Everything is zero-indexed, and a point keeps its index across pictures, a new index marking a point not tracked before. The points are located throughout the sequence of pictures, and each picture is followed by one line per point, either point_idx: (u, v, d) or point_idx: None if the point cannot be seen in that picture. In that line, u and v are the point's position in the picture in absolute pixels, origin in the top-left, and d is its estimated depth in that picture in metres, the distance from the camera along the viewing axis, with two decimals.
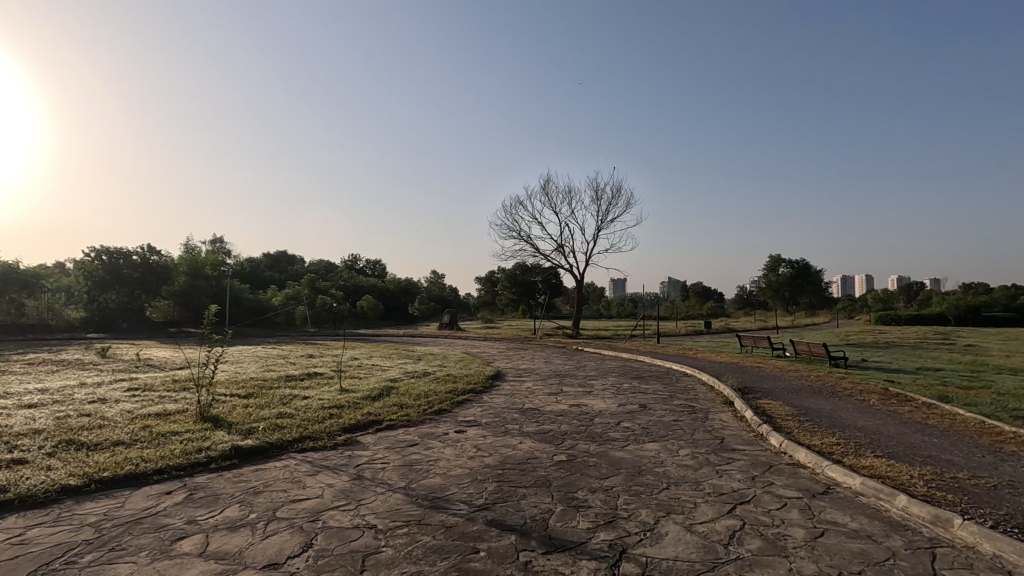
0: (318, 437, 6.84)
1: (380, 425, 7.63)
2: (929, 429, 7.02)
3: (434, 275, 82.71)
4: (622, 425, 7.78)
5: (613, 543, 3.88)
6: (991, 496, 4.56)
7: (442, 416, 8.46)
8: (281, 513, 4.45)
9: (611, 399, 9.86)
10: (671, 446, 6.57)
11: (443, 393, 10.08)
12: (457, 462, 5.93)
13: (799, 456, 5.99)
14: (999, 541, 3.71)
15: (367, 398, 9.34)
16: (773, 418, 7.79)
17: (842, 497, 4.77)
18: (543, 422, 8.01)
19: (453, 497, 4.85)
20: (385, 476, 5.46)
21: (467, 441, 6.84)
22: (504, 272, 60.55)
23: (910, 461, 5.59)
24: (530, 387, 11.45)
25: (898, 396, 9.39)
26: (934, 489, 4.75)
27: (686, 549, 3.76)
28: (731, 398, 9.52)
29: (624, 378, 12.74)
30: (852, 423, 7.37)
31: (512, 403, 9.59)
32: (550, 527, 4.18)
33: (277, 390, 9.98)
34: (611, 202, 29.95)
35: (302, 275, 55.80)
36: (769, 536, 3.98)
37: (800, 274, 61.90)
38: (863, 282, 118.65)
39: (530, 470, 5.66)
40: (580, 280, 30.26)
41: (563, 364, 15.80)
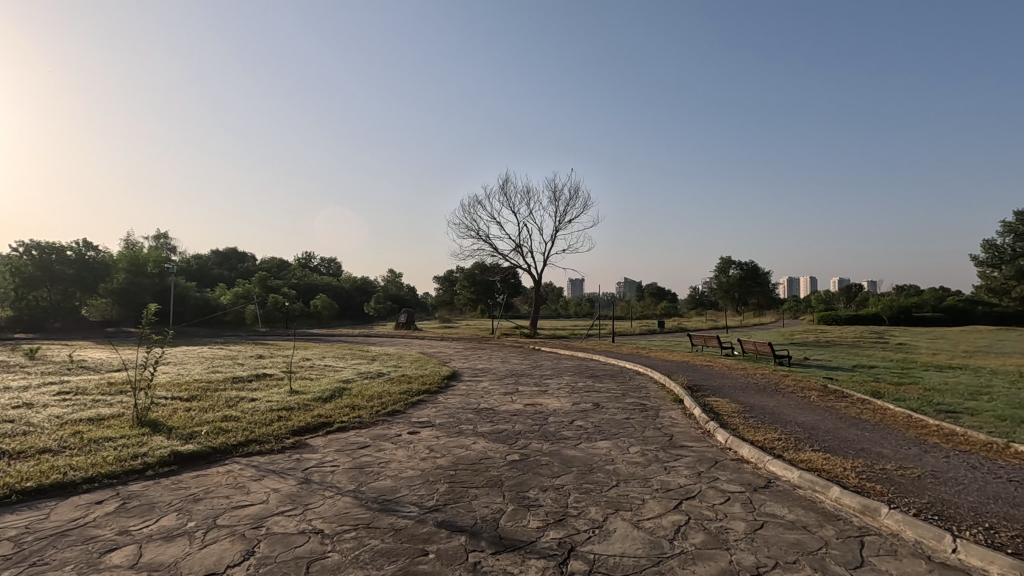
0: (265, 440, 6.62)
1: (331, 428, 7.45)
2: (863, 424, 7.41)
3: (392, 275, 81.99)
4: (575, 424, 7.87)
5: (562, 542, 3.92)
6: (915, 486, 4.86)
7: (396, 417, 8.34)
8: (221, 521, 4.29)
9: (565, 398, 9.97)
10: (621, 443, 6.71)
11: (398, 393, 9.97)
12: (409, 464, 5.86)
13: (742, 451, 6.21)
14: (919, 527, 3.96)
15: (319, 400, 9.12)
16: (720, 414, 8.05)
17: (781, 490, 4.98)
18: (497, 422, 8.00)
19: (403, 499, 4.79)
20: (334, 480, 5.34)
21: (420, 442, 6.78)
22: (463, 272, 60.45)
23: (844, 454, 5.90)
24: (486, 387, 11.44)
25: (835, 392, 9.90)
26: (864, 480, 5.02)
27: (633, 545, 3.84)
28: (680, 395, 9.80)
29: (579, 377, 12.90)
30: (793, 419, 7.71)
31: (467, 403, 9.55)
32: (501, 527, 4.18)
33: (223, 393, 9.57)
34: (568, 203, 30.39)
35: (252, 273, 54.00)
36: (712, 530, 4.11)
37: (749, 275, 64.52)
38: (807, 284, 124.25)
39: (483, 470, 5.65)
40: (538, 280, 30.51)
41: (519, 364, 15.87)
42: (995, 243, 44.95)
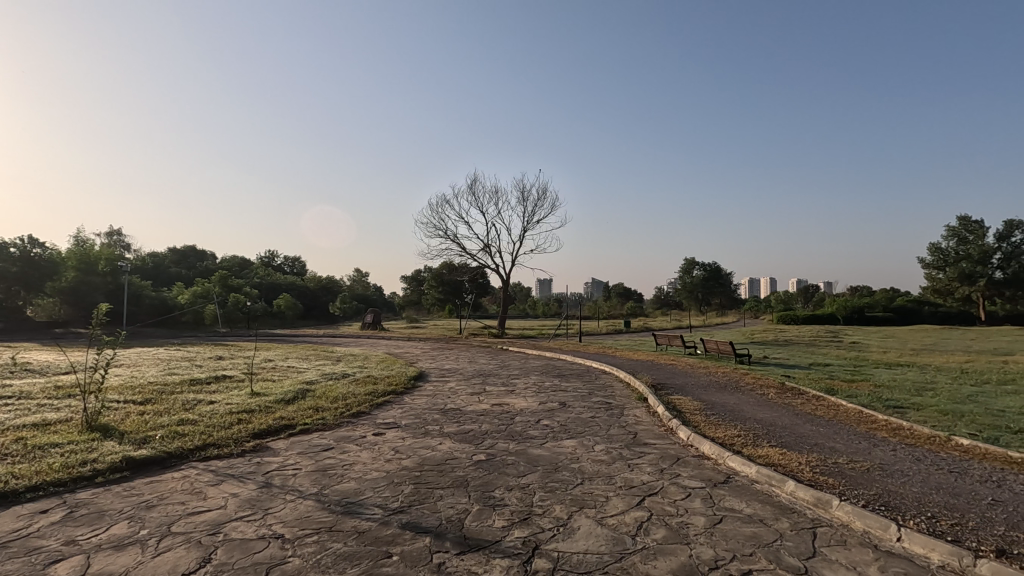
0: (224, 444, 6.44)
1: (293, 430, 7.30)
2: (817, 420, 7.70)
3: (359, 274, 80.89)
4: (541, 423, 7.92)
5: (526, 540, 3.94)
6: (864, 478, 5.08)
7: (361, 418, 8.22)
8: (176, 528, 4.15)
9: (532, 398, 10.02)
10: (586, 442, 6.78)
11: (363, 394, 9.82)
12: (373, 466, 5.78)
13: (703, 448, 6.36)
14: (867, 518, 4.14)
15: (281, 402, 8.90)
16: (682, 412, 8.24)
17: (740, 485, 5.13)
18: (463, 422, 7.98)
19: (368, 501, 4.73)
20: (296, 483, 5.23)
21: (386, 444, 6.70)
22: (431, 271, 60.12)
23: (799, 449, 6.13)
24: (453, 387, 11.40)
25: (792, 389, 10.25)
26: (818, 474, 5.22)
27: (596, 542, 3.89)
28: (645, 394, 9.97)
29: (546, 377, 12.98)
30: (751, 416, 7.94)
31: (434, 404, 9.50)
32: (466, 527, 4.17)
33: (179, 395, 9.25)
34: (536, 203, 30.61)
35: (212, 272, 52.39)
36: (673, 525, 4.20)
37: (712, 275, 66.20)
38: (767, 285, 128.26)
39: (449, 470, 5.63)
40: (506, 280, 30.60)
41: (486, 364, 15.87)
42: (940, 246, 47.36)
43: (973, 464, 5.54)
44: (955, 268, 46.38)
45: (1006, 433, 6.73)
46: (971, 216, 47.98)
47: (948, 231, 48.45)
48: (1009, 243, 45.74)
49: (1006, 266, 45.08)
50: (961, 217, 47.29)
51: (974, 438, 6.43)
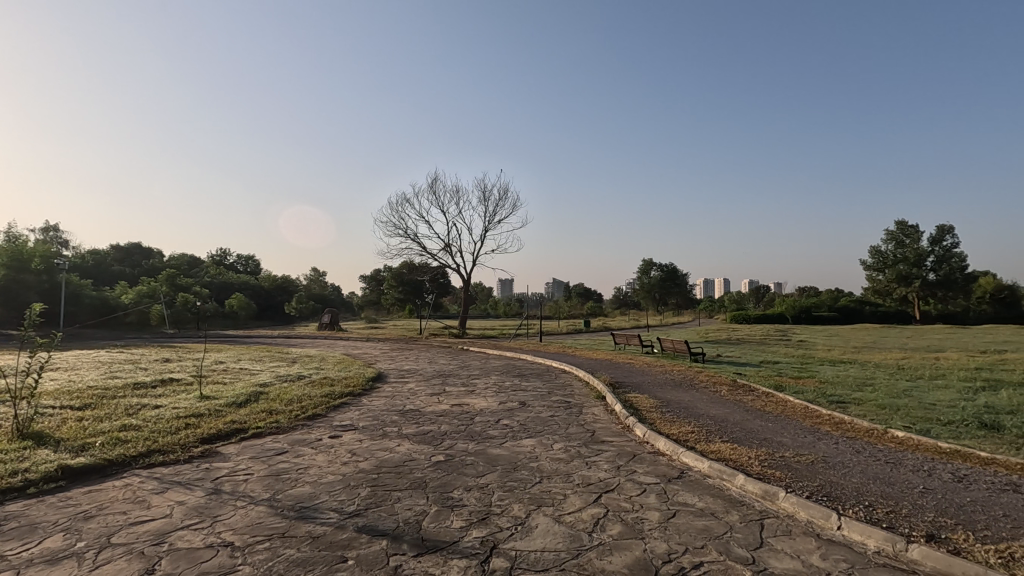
0: (171, 450, 6.18)
1: (245, 434, 7.08)
2: (766, 415, 8.00)
3: (316, 273, 79.05)
4: (501, 423, 7.92)
5: (484, 540, 3.94)
6: (808, 471, 5.32)
7: (316, 421, 8.04)
8: (117, 539, 3.95)
9: (492, 397, 10.03)
10: (545, 440, 6.84)
11: (320, 397, 9.59)
12: (329, 469, 5.67)
13: (659, 444, 6.51)
14: (810, 508, 4.33)
15: (233, 406, 8.59)
16: (639, 410, 8.40)
17: (693, 480, 5.27)
18: (422, 423, 7.91)
19: (323, 506, 4.63)
20: (247, 489, 5.06)
21: (342, 446, 6.57)
22: (390, 271, 59.38)
23: (749, 444, 6.35)
24: (412, 388, 11.29)
25: (743, 386, 10.61)
26: (765, 467, 5.43)
27: (553, 540, 3.93)
28: (603, 392, 10.13)
29: (506, 377, 13.01)
30: (705, 412, 8.18)
31: (392, 405, 9.37)
32: (423, 529, 4.14)
33: (121, 400, 8.80)
34: (497, 203, 30.74)
35: (159, 270, 50.14)
36: (629, 520, 4.29)
37: (669, 276, 67.89)
38: (720, 286, 132.37)
39: (407, 472, 5.57)
40: (467, 280, 30.57)
41: (447, 364, 15.79)
42: (880, 249, 49.99)
43: (906, 454, 5.88)
44: (893, 270, 49.05)
45: (937, 425, 7.18)
46: (907, 221, 50.83)
47: (887, 235, 51.07)
48: (941, 247, 48.69)
49: (938, 269, 48.00)
50: (899, 222, 50.02)
51: (908, 430, 6.83)
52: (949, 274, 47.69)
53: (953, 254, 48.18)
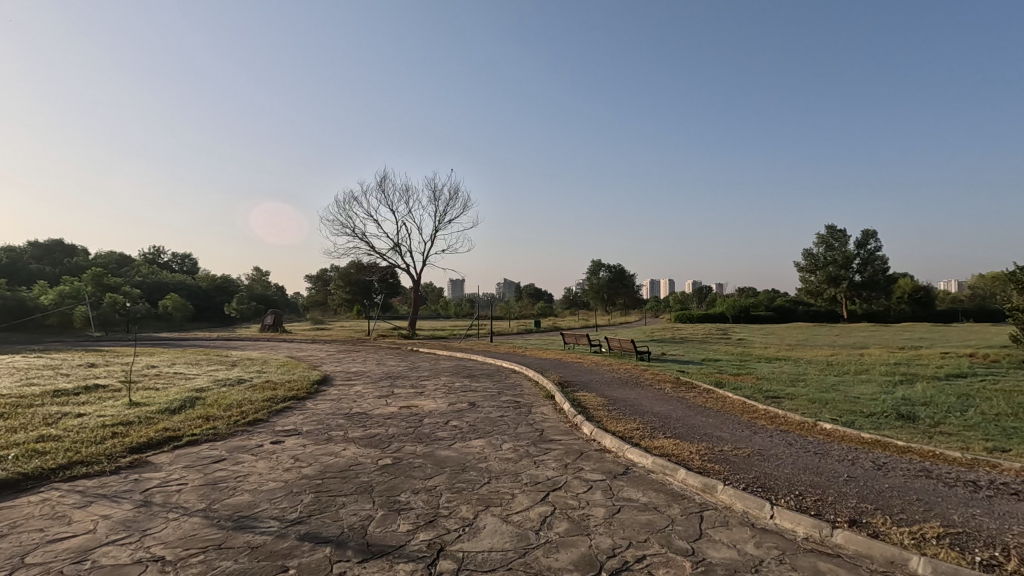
0: (96, 460, 5.80)
1: (178, 441, 6.73)
2: (707, 411, 8.32)
3: (258, 272, 76.12)
4: (450, 424, 7.88)
5: (431, 543, 3.91)
6: (745, 463, 5.56)
7: (257, 426, 7.74)
8: (33, 559, 3.67)
9: (441, 399, 9.96)
10: (494, 441, 6.86)
11: (261, 401, 9.24)
12: (270, 476, 5.46)
13: (605, 442, 6.65)
14: (746, 499, 4.54)
15: (165, 412, 8.15)
16: (587, 408, 8.56)
17: (637, 476, 5.42)
18: (369, 426, 7.76)
19: (263, 514, 4.46)
20: (180, 500, 4.81)
21: (284, 452, 6.36)
22: (338, 271, 58.00)
23: (690, 439, 6.59)
24: (359, 390, 11.05)
25: (685, 383, 11.01)
26: (705, 461, 5.64)
27: (501, 540, 3.94)
28: (552, 392, 10.25)
29: (456, 378, 12.95)
30: (650, 409, 8.42)
31: (338, 408, 9.14)
32: (369, 534, 4.06)
33: (40, 409, 8.18)
34: (447, 203, 30.63)
35: (84, 269, 46.98)
36: (575, 517, 4.36)
37: (617, 276, 69.57)
38: (665, 287, 136.61)
39: (352, 477, 5.45)
40: (416, 280, 30.25)
41: (395, 365, 15.56)
42: (812, 251, 52.97)
43: (833, 445, 6.26)
44: (823, 272, 52.08)
45: (860, 417, 7.68)
46: (837, 226, 54.12)
47: (819, 239, 54.18)
48: (866, 250, 52.08)
49: (864, 271, 51.31)
50: (829, 227, 53.17)
51: (835, 422, 7.27)
52: (873, 275, 51.06)
53: (877, 257, 51.60)
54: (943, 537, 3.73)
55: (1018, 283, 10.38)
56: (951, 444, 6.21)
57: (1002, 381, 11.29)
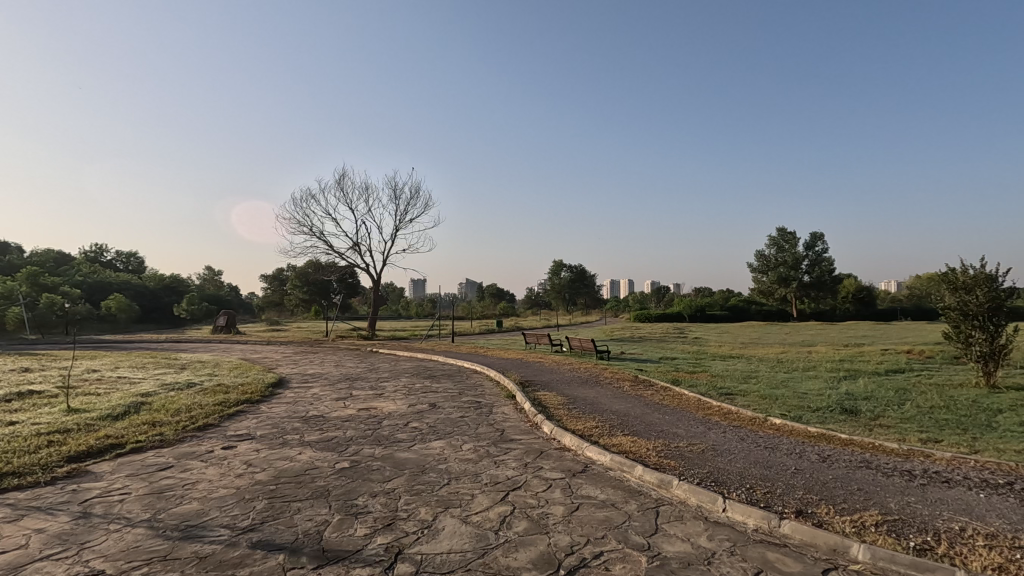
0: (29, 471, 5.47)
1: (122, 449, 6.42)
2: (664, 408, 8.51)
3: (210, 271, 73.37)
4: (409, 426, 7.79)
5: (389, 546, 3.85)
6: (699, 459, 5.72)
7: (207, 432, 7.46)
8: None
9: (401, 400, 9.85)
10: (454, 441, 6.83)
11: (212, 405, 8.90)
12: (221, 483, 5.27)
13: (565, 440, 6.72)
14: (699, 493, 4.67)
15: (107, 419, 7.75)
16: (547, 407, 8.63)
17: (596, 473, 5.49)
18: (326, 429, 7.59)
19: (213, 522, 4.30)
20: (123, 510, 4.58)
21: (236, 458, 6.15)
22: (295, 271, 56.58)
23: (647, 435, 6.74)
24: (316, 392, 10.79)
25: (643, 382, 11.22)
26: (662, 457, 5.77)
27: (460, 541, 3.93)
28: (513, 391, 10.27)
29: (416, 378, 12.84)
30: (608, 407, 8.56)
31: (294, 411, 8.90)
32: (325, 539, 3.97)
33: None
34: (408, 203, 30.36)
35: (18, 267, 44.19)
36: (534, 516, 4.38)
37: (578, 277, 70.48)
38: (625, 287, 139.09)
39: (308, 481, 5.32)
40: (377, 279, 29.81)
41: (354, 367, 15.27)
42: (764, 253, 54.98)
43: (782, 440, 6.51)
44: (775, 273, 54.11)
45: (807, 411, 8.03)
46: (787, 229, 56.28)
47: (771, 241, 56.23)
48: (814, 252, 54.39)
49: (812, 271, 53.58)
50: (780, 229, 55.27)
51: (784, 417, 7.57)
52: (821, 276, 53.40)
53: (824, 258, 53.94)
54: (881, 524, 3.93)
55: (951, 283, 11.02)
56: (889, 436, 6.57)
57: (936, 375, 12.01)
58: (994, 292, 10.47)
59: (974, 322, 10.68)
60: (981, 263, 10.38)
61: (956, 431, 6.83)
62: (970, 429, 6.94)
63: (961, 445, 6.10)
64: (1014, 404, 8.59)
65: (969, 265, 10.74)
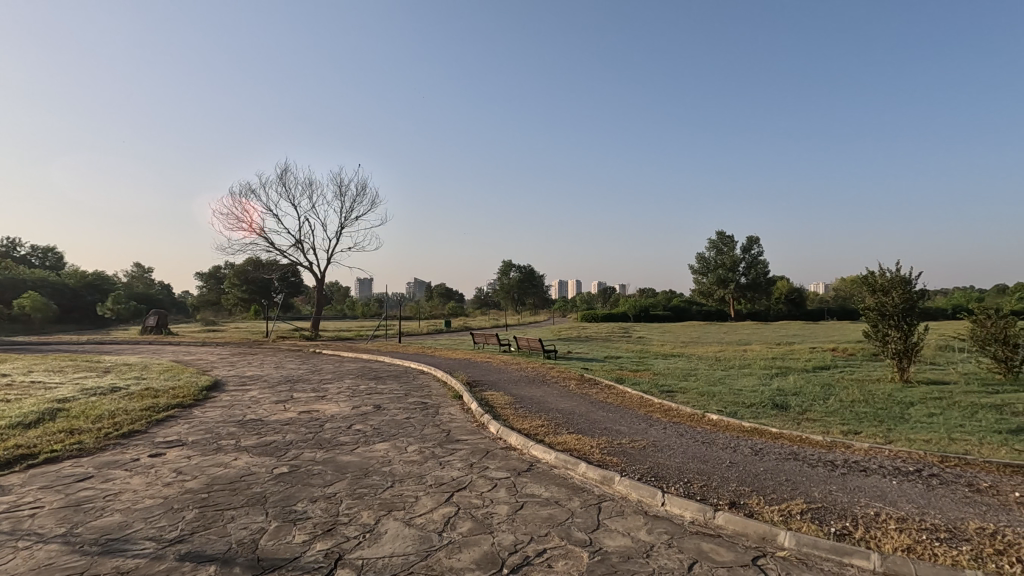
0: None
1: (34, 459, 5.94)
2: (608, 406, 8.70)
3: (139, 269, 69.16)
4: (353, 428, 7.61)
5: (329, 552, 3.75)
6: (640, 455, 5.88)
7: (133, 439, 7.02)
8: None
9: (345, 402, 9.61)
10: (399, 443, 6.73)
11: (139, 410, 8.39)
12: (147, 493, 4.97)
13: (511, 440, 6.75)
14: (640, 488, 4.81)
15: (18, 428, 7.15)
16: (494, 406, 8.65)
17: (540, 471, 5.55)
18: (264, 434, 7.30)
19: (137, 535, 4.05)
20: (33, 526, 4.24)
21: (165, 466, 5.81)
22: (233, 269, 54.16)
23: (591, 433, 6.87)
24: (254, 396, 10.37)
25: (589, 380, 11.44)
26: (605, 454, 5.90)
27: (403, 544, 3.87)
28: (460, 392, 10.22)
29: (361, 379, 12.56)
30: (554, 406, 8.66)
31: (230, 416, 8.51)
32: (260, 548, 3.82)
33: None
34: (354, 200, 29.66)
35: None
36: (478, 516, 4.37)
37: (527, 277, 71.00)
38: (573, 287, 141.41)
39: (244, 488, 5.10)
40: (320, 278, 28.93)
41: (295, 368, 14.77)
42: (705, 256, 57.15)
43: (719, 435, 6.78)
44: (714, 275, 56.36)
45: (742, 407, 8.43)
46: (726, 233, 58.67)
47: (711, 244, 58.55)
48: (750, 255, 57.02)
49: (748, 273, 56.18)
50: (720, 233, 57.59)
51: (720, 413, 7.90)
52: (756, 278, 56.08)
53: (759, 261, 56.62)
54: (806, 512, 4.17)
55: (871, 285, 11.81)
56: (815, 429, 6.99)
57: (857, 371, 12.87)
58: (907, 293, 11.32)
59: (890, 322, 11.51)
60: (897, 267, 11.20)
61: (873, 423, 7.35)
62: (885, 421, 7.48)
63: (877, 436, 6.58)
64: (924, 397, 9.33)
65: (887, 269, 11.55)
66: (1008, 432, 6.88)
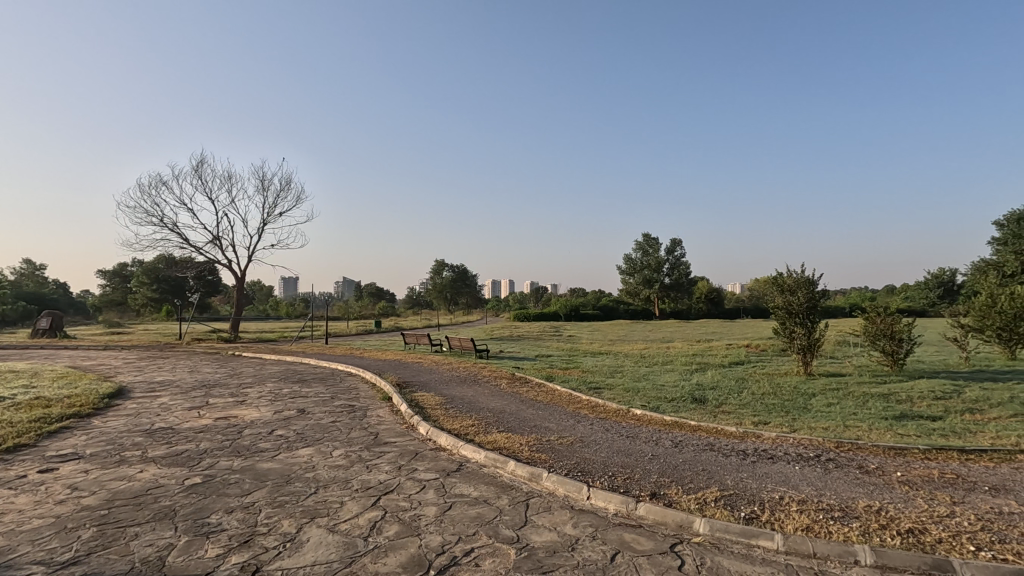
0: None
1: None
2: (538, 404, 8.82)
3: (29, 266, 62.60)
4: (274, 434, 7.27)
5: (245, 565, 3.57)
6: (568, 451, 6.01)
7: (19, 454, 6.33)
8: None
9: (266, 407, 9.16)
10: (324, 448, 6.50)
11: (27, 422, 7.57)
12: (36, 512, 4.51)
13: (440, 441, 6.69)
14: (567, 484, 4.92)
15: None
16: (423, 407, 8.55)
17: (470, 471, 5.55)
18: (175, 443, 6.82)
19: (22, 559, 3.67)
20: None
21: (58, 482, 5.30)
22: (142, 267, 50.24)
23: (521, 431, 6.95)
24: (164, 402, 9.66)
25: (520, 379, 11.56)
26: (534, 452, 5.98)
27: (326, 552, 3.75)
28: (389, 393, 10.01)
29: (285, 383, 12.02)
30: (485, 406, 8.67)
31: (135, 425, 7.87)
32: (168, 565, 3.58)
33: None
34: (278, 195, 28.40)
35: None
36: (405, 519, 4.31)
37: (461, 276, 70.82)
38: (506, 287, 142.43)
39: (150, 502, 4.75)
40: (240, 277, 27.46)
41: (211, 372, 13.89)
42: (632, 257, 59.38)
43: (641, 429, 7.07)
44: (640, 275, 58.69)
45: (664, 401, 8.84)
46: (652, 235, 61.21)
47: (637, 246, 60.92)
48: (674, 256, 59.84)
49: (672, 274, 58.97)
50: (646, 235, 59.99)
51: (644, 408, 8.25)
52: (678, 279, 58.93)
53: (682, 262, 59.54)
54: (719, 499, 4.43)
55: (780, 286, 12.70)
56: (729, 421, 7.44)
57: (767, 366, 13.84)
58: (810, 293, 12.29)
59: (796, 320, 12.44)
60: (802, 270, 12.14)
61: (780, 414, 7.92)
62: (790, 411, 8.09)
63: (783, 426, 7.10)
64: (823, 389, 10.19)
65: (793, 271, 12.48)
66: (892, 418, 7.65)
